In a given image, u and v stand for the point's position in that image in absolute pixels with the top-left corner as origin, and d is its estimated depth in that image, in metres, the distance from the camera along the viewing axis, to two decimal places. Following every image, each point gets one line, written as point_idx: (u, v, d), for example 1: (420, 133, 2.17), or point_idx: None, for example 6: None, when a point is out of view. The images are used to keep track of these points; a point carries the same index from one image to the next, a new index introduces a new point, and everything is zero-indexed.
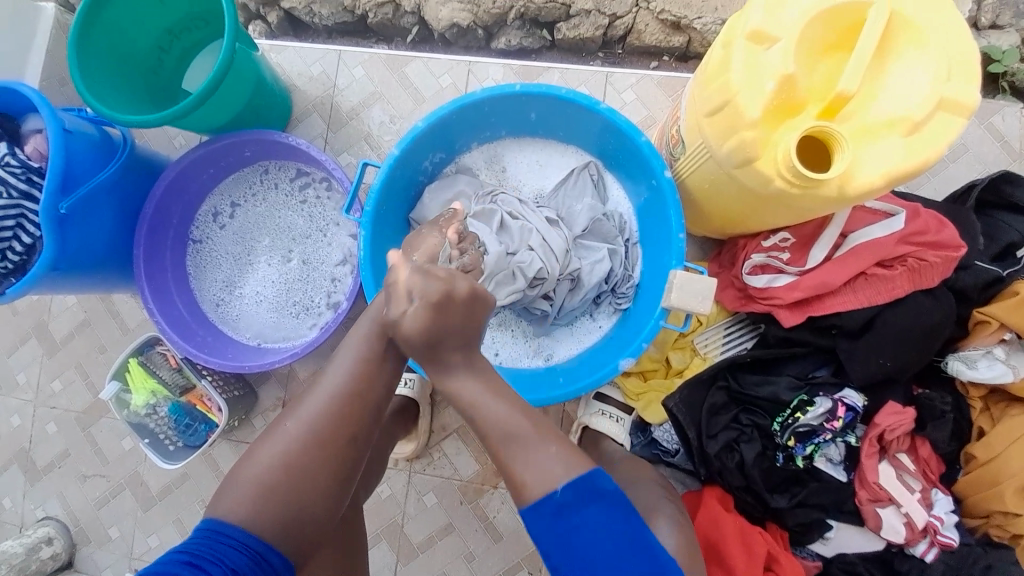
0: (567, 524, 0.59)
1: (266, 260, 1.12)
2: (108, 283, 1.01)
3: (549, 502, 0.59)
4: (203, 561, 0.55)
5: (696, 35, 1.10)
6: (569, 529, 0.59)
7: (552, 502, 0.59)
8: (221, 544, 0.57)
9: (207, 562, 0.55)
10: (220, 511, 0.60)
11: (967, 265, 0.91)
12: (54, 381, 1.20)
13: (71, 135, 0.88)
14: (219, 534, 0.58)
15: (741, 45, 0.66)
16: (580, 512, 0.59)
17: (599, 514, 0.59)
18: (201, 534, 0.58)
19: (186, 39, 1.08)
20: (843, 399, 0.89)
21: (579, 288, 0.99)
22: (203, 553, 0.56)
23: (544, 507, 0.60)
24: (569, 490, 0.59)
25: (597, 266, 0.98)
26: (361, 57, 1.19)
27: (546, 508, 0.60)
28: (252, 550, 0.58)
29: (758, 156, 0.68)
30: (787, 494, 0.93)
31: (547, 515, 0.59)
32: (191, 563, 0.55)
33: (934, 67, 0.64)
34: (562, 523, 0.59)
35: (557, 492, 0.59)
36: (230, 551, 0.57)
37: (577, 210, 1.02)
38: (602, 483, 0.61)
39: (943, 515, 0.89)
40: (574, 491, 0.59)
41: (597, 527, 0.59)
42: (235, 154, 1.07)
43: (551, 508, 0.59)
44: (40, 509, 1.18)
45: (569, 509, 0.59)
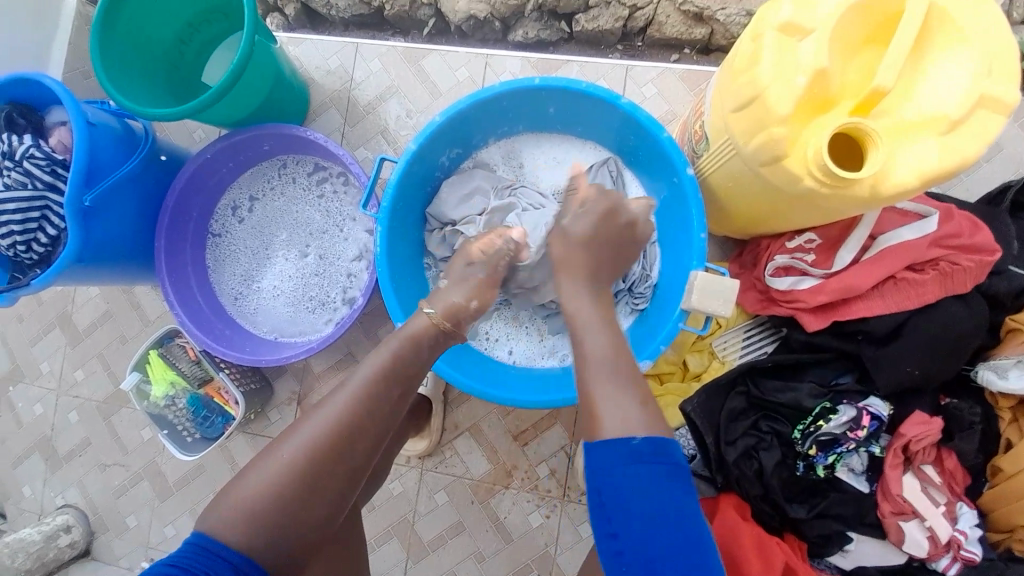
0: (632, 471, 0.56)
1: (283, 255, 1.12)
2: (129, 275, 1.03)
3: (623, 445, 0.58)
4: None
5: (718, 27, 1.07)
6: (627, 477, 0.56)
7: (628, 444, 0.57)
8: (205, 560, 0.55)
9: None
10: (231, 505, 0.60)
11: (1001, 270, 0.87)
12: (77, 370, 1.22)
13: (96, 128, 0.89)
14: (208, 547, 0.56)
15: (772, 38, 0.64)
16: (646, 469, 0.56)
17: (665, 478, 0.57)
18: (185, 548, 0.56)
19: (205, 31, 1.08)
20: (867, 408, 0.87)
21: None
22: (189, 568, 0.54)
23: (620, 446, 0.58)
24: (648, 443, 0.57)
25: None
26: (378, 50, 1.18)
27: (619, 450, 0.58)
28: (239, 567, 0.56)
29: (786, 153, 0.65)
30: (807, 504, 0.91)
31: (618, 455, 0.57)
32: None
33: (977, 61, 0.61)
34: (628, 470, 0.56)
35: (636, 440, 0.57)
36: (216, 567, 0.55)
37: None
38: (676, 450, 0.58)
39: (968, 530, 0.86)
40: (651, 443, 0.57)
41: (655, 485, 0.56)
42: (254, 149, 1.08)
43: (624, 451, 0.57)
44: (62, 497, 1.21)
45: (643, 460, 0.57)
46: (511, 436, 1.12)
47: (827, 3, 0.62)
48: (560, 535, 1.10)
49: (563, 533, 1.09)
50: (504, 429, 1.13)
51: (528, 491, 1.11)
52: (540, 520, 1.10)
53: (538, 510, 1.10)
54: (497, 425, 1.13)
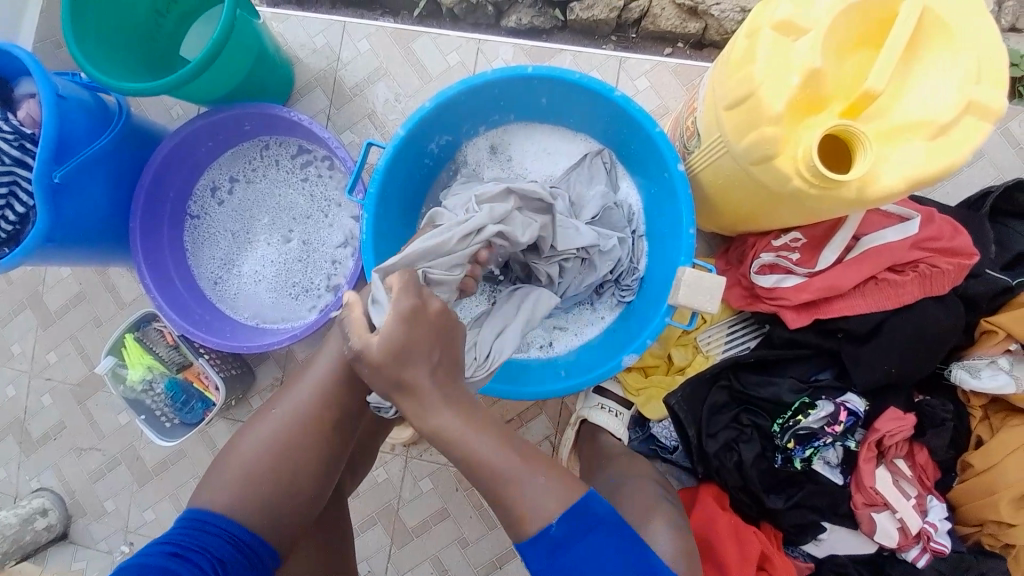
0: (569, 560, 0.57)
1: (265, 239, 1.10)
2: (103, 256, 0.99)
3: (544, 537, 0.58)
4: (188, 551, 0.57)
5: (713, 22, 1.06)
6: (571, 565, 0.57)
7: (546, 537, 0.57)
8: (204, 535, 0.59)
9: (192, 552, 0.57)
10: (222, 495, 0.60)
11: (978, 273, 0.89)
12: (49, 353, 1.19)
13: (65, 101, 0.85)
14: (203, 525, 0.60)
15: (767, 36, 0.64)
16: (585, 540, 0.58)
17: (602, 540, 0.58)
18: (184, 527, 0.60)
19: (184, 3, 1.03)
20: (845, 403, 0.89)
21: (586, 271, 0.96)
22: (188, 544, 0.58)
23: (540, 545, 0.58)
24: (561, 527, 0.58)
25: (607, 253, 0.95)
26: (367, 30, 1.14)
27: (541, 547, 0.58)
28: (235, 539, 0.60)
29: (777, 152, 0.66)
30: (783, 495, 0.93)
31: (543, 551, 0.58)
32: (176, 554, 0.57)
33: (967, 68, 0.61)
34: (563, 561, 0.57)
35: (552, 527, 0.57)
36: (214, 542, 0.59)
37: (586, 196, 0.99)
38: (595, 509, 0.59)
39: (937, 522, 0.90)
40: (567, 523, 0.58)
41: (600, 557, 0.58)
42: (235, 129, 1.04)
43: (546, 543, 0.58)
44: (36, 480, 1.18)
45: (561, 544, 0.58)
46: None
47: (823, 3, 0.61)
48: None
49: None
50: None
51: None
52: None
53: None
54: None
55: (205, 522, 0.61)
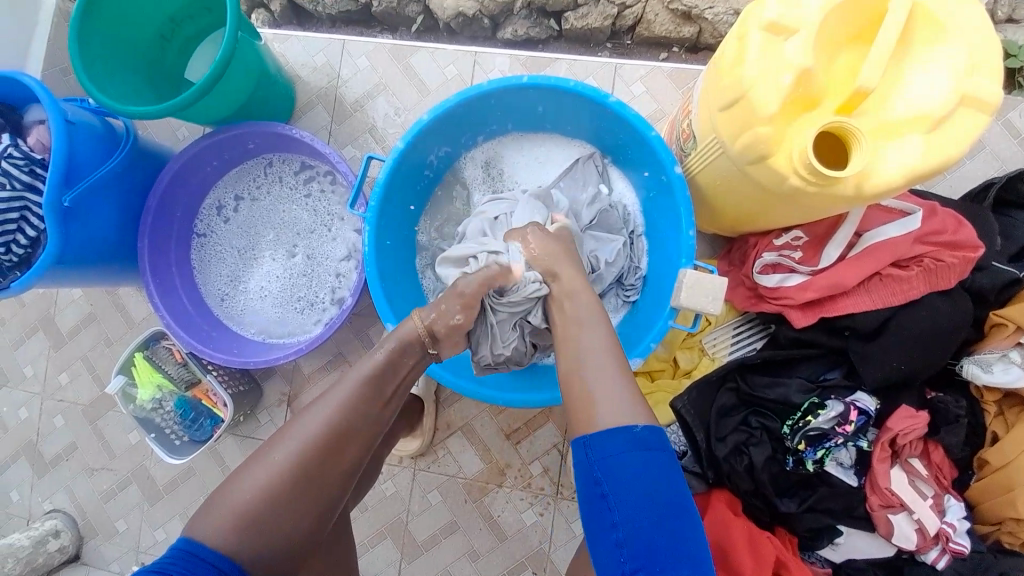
0: (637, 460, 0.59)
1: (270, 255, 1.11)
2: (112, 276, 1.01)
3: (626, 433, 0.60)
4: None
5: (707, 26, 1.07)
6: (630, 462, 0.59)
7: (628, 433, 0.60)
8: (198, 567, 0.55)
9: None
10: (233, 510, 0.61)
11: (984, 266, 0.88)
12: (61, 374, 1.20)
13: (74, 126, 0.87)
14: (198, 556, 0.56)
15: (757, 37, 0.64)
16: (656, 456, 0.59)
17: (668, 463, 0.60)
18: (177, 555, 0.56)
19: (187, 28, 1.06)
20: (855, 402, 0.88)
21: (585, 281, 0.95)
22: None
23: (620, 437, 0.60)
24: (649, 431, 0.61)
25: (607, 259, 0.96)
26: (365, 48, 1.17)
27: (623, 437, 0.60)
28: (229, 574, 0.56)
29: (773, 152, 0.66)
30: (796, 498, 0.92)
31: (619, 443, 0.59)
32: None
33: (959, 61, 0.61)
34: (632, 459, 0.59)
35: (637, 428, 0.60)
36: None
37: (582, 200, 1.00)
38: (668, 440, 0.62)
39: (956, 522, 0.88)
40: (651, 431, 0.61)
41: (652, 479, 0.58)
42: (239, 148, 1.07)
43: (627, 439, 0.60)
44: (49, 501, 1.19)
45: (643, 447, 0.59)
46: (504, 434, 1.12)
47: (811, 2, 0.62)
48: (554, 532, 1.10)
49: (556, 531, 1.10)
50: (497, 428, 1.12)
51: (522, 490, 1.11)
52: (534, 518, 1.10)
53: (532, 508, 1.10)
54: (489, 425, 1.13)
55: (202, 555, 0.56)
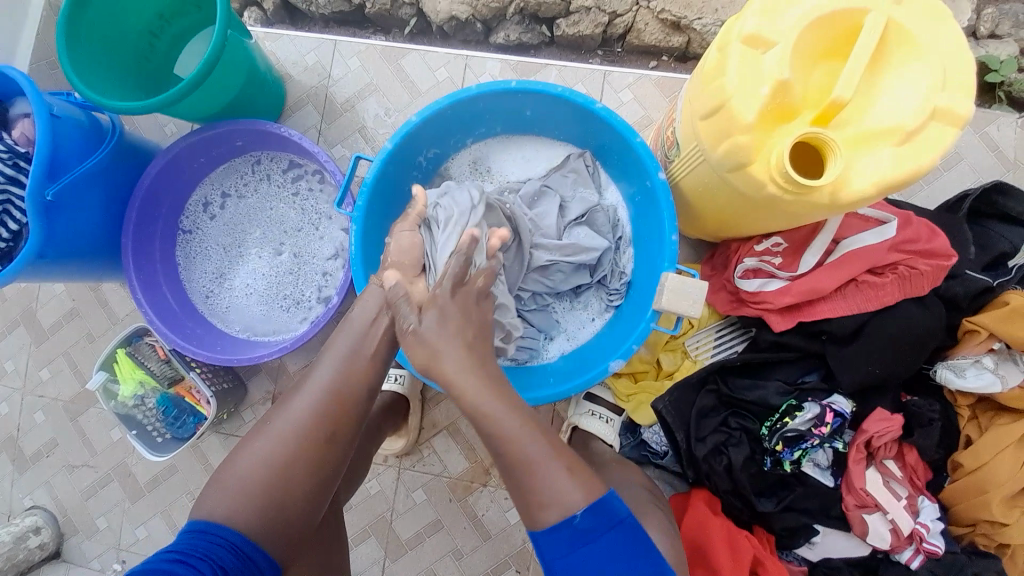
0: (588, 552, 0.58)
1: (257, 252, 1.11)
2: (95, 271, 1.00)
3: (568, 527, 0.58)
4: (193, 558, 0.56)
5: (695, 36, 1.09)
6: (585, 556, 0.58)
7: (570, 527, 0.58)
8: (208, 543, 0.58)
9: (198, 560, 0.56)
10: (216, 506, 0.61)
11: (957, 274, 0.91)
12: (42, 369, 1.19)
13: (59, 120, 0.87)
14: (208, 534, 0.59)
15: (738, 49, 0.66)
16: (604, 537, 0.59)
17: (614, 541, 0.59)
18: (187, 536, 0.59)
19: (177, 24, 1.06)
20: (831, 405, 0.90)
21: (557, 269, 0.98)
22: (192, 552, 0.57)
23: (563, 535, 0.58)
24: (588, 517, 0.59)
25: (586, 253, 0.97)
26: (357, 48, 1.17)
27: (566, 535, 0.59)
28: (239, 549, 0.59)
29: (751, 160, 0.67)
30: (773, 498, 0.94)
31: (566, 541, 0.58)
32: (180, 560, 0.55)
33: (931, 75, 0.63)
34: (585, 550, 0.58)
35: (576, 519, 0.58)
36: (216, 549, 0.58)
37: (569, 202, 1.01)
38: (618, 509, 0.60)
39: (929, 523, 0.90)
40: (592, 514, 0.59)
41: (611, 558, 0.58)
42: (227, 144, 1.06)
43: (571, 534, 0.58)
44: (28, 498, 1.18)
45: (589, 536, 0.58)
46: None
47: (789, 17, 0.64)
48: None
49: None
50: None
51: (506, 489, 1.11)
52: (518, 517, 1.11)
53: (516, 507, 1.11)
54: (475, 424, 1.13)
55: (212, 530, 0.59)
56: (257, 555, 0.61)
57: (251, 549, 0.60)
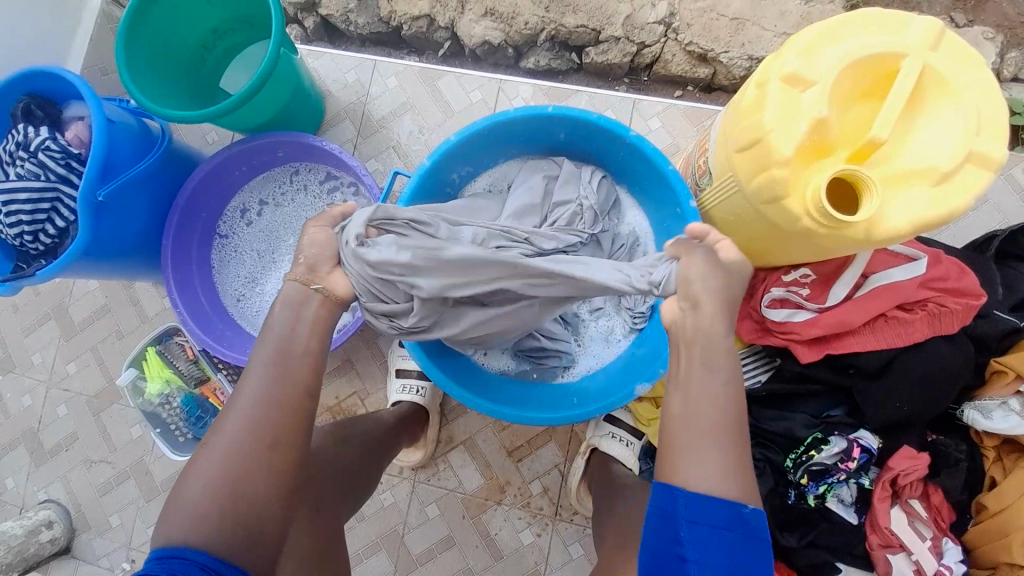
0: (732, 539, 0.55)
1: (289, 259, 1.14)
2: (134, 270, 1.03)
3: (734, 511, 0.56)
4: None
5: (721, 68, 1.13)
6: (724, 538, 0.55)
7: (739, 513, 0.56)
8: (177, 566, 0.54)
9: None
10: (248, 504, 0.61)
11: (986, 314, 0.91)
12: (69, 363, 1.21)
13: (113, 124, 0.91)
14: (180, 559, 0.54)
15: (776, 86, 0.68)
16: (746, 542, 0.56)
17: (760, 555, 0.56)
18: (152, 563, 0.54)
19: (229, 39, 1.12)
20: (858, 440, 0.89)
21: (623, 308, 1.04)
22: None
23: (732, 514, 0.56)
24: (756, 514, 0.57)
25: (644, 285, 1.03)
26: (395, 69, 1.22)
27: (726, 514, 0.56)
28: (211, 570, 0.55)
29: (786, 193, 0.69)
30: (796, 533, 0.92)
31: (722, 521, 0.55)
32: None
33: (965, 119, 0.65)
34: (728, 534, 0.55)
35: (747, 510, 0.56)
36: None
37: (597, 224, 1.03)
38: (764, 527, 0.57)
39: (952, 565, 0.88)
40: (758, 516, 0.57)
41: (742, 555, 0.55)
42: (269, 155, 1.10)
43: (733, 516, 0.56)
44: (44, 491, 1.18)
45: (737, 528, 0.55)
46: (505, 452, 1.13)
47: (826, 58, 0.67)
48: (551, 554, 1.09)
49: (553, 553, 1.09)
50: (499, 445, 1.13)
51: (520, 509, 1.10)
52: (532, 539, 1.10)
53: (530, 528, 1.10)
54: (492, 441, 1.13)
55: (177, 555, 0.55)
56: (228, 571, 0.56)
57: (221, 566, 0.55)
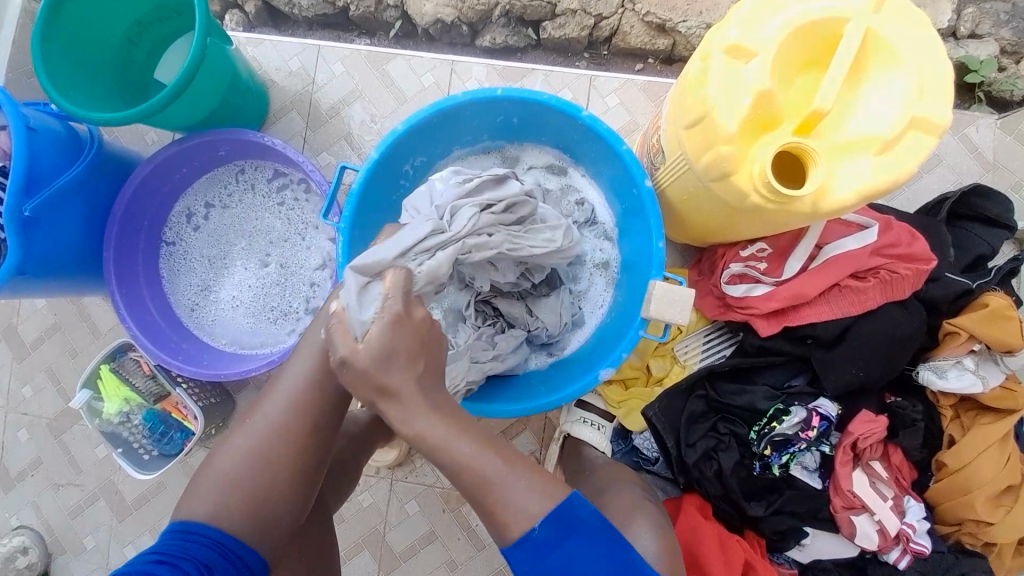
0: (557, 554, 0.57)
1: (242, 263, 1.10)
2: (75, 286, 0.98)
3: (526, 544, 0.57)
4: (175, 559, 0.57)
5: (680, 38, 1.10)
6: (555, 558, 0.57)
7: (528, 543, 0.57)
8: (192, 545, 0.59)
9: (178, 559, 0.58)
10: (216, 519, 0.61)
11: (938, 277, 0.92)
12: (24, 387, 1.17)
13: (36, 133, 0.85)
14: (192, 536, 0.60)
15: (719, 60, 0.66)
16: (561, 547, 0.57)
17: (579, 539, 0.57)
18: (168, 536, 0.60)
19: (156, 31, 1.05)
20: (817, 409, 0.91)
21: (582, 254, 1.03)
22: (172, 552, 0.58)
23: (522, 553, 0.57)
24: (545, 527, 0.57)
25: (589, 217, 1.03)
26: (341, 54, 1.16)
27: (527, 550, 0.57)
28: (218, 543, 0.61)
29: (735, 170, 0.68)
30: (763, 501, 0.94)
31: (530, 554, 0.57)
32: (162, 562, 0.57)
33: (909, 84, 0.64)
34: (552, 551, 0.57)
35: (534, 531, 0.57)
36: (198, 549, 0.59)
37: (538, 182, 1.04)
38: (577, 509, 0.58)
39: (916, 523, 0.91)
40: (550, 525, 0.57)
41: (581, 554, 0.57)
42: (210, 154, 1.05)
43: (531, 548, 0.57)
44: (14, 517, 1.15)
45: (552, 544, 0.57)
46: None
47: (769, 27, 0.64)
48: None
49: None
50: None
51: None
52: None
53: None
54: None
55: (195, 530, 0.61)
56: (248, 557, 0.62)
57: (242, 552, 0.62)
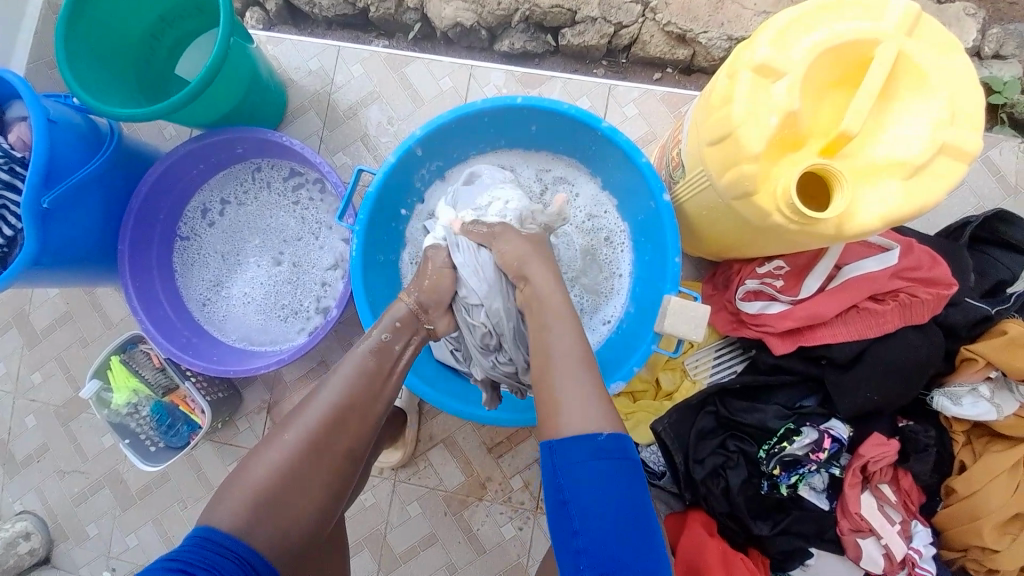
0: (597, 468, 0.60)
1: (255, 260, 1.10)
2: (89, 278, 0.98)
3: (590, 441, 0.61)
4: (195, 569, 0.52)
5: (701, 49, 1.09)
6: (591, 471, 0.59)
7: (593, 442, 0.61)
8: (210, 553, 0.54)
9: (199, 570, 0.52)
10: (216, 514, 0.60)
11: (957, 302, 0.91)
12: (34, 373, 1.17)
13: (55, 125, 0.85)
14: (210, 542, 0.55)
15: (746, 78, 0.65)
16: (613, 464, 0.60)
17: (633, 472, 0.61)
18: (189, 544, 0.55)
19: (178, 28, 1.05)
20: (829, 430, 0.90)
21: (590, 258, 1.03)
22: (194, 561, 0.53)
23: (585, 445, 0.61)
24: (612, 439, 0.61)
25: (598, 219, 1.04)
26: (360, 55, 1.16)
27: (585, 446, 0.61)
28: (241, 558, 0.56)
29: (757, 189, 0.67)
30: (769, 521, 0.93)
31: (582, 451, 0.60)
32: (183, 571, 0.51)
33: (940, 110, 0.63)
34: (595, 464, 0.60)
35: (601, 436, 0.61)
36: (222, 561, 0.54)
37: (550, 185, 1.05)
38: (634, 450, 0.62)
39: (922, 548, 0.90)
40: (615, 440, 0.61)
41: (617, 483, 0.59)
42: (227, 152, 1.05)
43: (590, 446, 0.61)
44: (20, 502, 1.16)
45: (605, 455, 0.60)
46: (486, 448, 1.12)
47: (798, 48, 0.63)
48: (532, 546, 1.11)
49: (534, 545, 1.10)
50: (479, 442, 1.13)
51: (502, 504, 1.11)
52: (513, 532, 1.11)
53: (511, 522, 1.11)
54: (471, 438, 1.13)
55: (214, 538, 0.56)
56: (261, 567, 0.57)
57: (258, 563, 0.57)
